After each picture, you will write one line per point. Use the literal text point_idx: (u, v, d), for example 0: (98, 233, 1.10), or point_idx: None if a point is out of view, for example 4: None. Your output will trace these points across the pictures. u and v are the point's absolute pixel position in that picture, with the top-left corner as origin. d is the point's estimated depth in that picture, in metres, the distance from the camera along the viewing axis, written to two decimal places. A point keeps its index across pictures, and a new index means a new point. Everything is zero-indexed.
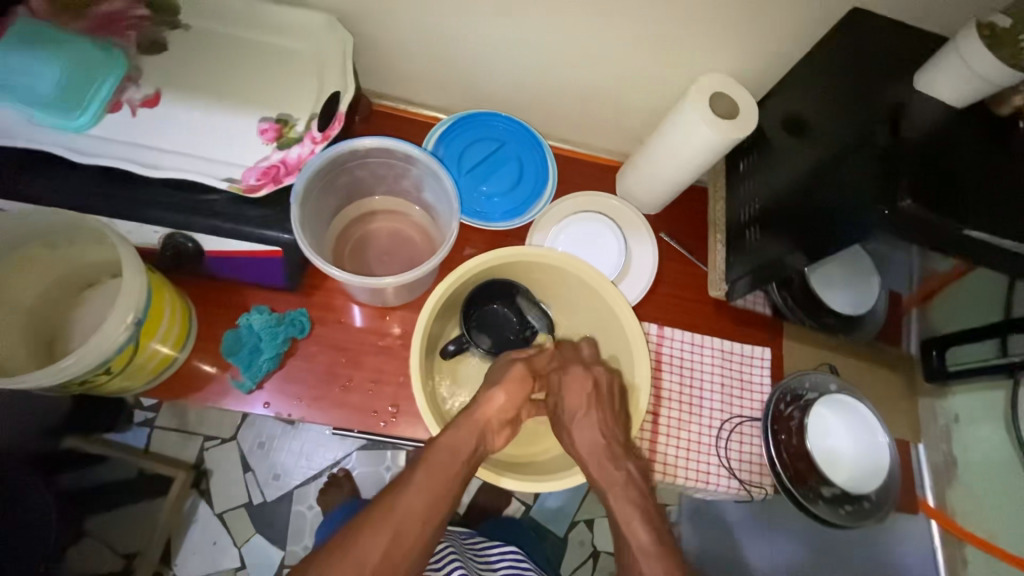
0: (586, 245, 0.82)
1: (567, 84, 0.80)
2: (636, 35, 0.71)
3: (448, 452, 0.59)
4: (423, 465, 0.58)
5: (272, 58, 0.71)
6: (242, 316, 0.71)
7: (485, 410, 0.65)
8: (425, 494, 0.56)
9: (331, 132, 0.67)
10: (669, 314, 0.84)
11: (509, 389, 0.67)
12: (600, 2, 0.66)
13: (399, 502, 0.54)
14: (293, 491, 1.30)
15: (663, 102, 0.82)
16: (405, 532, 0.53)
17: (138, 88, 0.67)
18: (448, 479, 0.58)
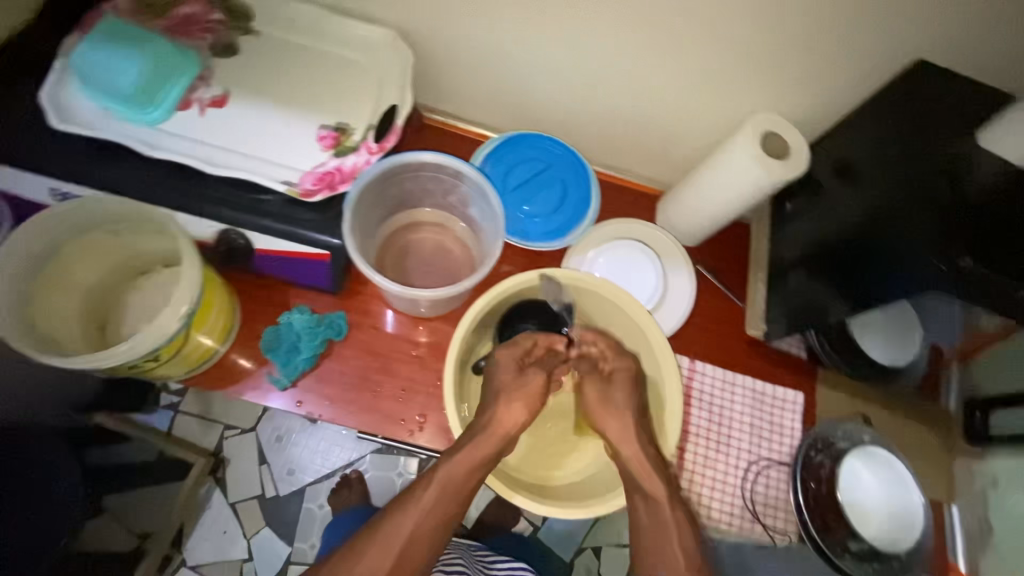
0: (623, 272, 0.82)
1: (616, 112, 0.82)
2: (690, 70, 0.72)
3: (456, 465, 0.62)
4: (434, 483, 0.62)
5: (334, 68, 0.74)
6: (283, 314, 0.72)
7: (502, 422, 0.65)
8: (431, 516, 0.61)
9: (386, 144, 0.69)
10: (703, 348, 0.83)
11: (529, 402, 0.67)
12: (657, 37, 0.68)
13: (401, 527, 0.59)
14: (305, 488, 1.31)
15: (711, 136, 0.82)
16: (407, 549, 0.59)
17: (208, 88, 0.69)
18: (455, 493, 0.62)
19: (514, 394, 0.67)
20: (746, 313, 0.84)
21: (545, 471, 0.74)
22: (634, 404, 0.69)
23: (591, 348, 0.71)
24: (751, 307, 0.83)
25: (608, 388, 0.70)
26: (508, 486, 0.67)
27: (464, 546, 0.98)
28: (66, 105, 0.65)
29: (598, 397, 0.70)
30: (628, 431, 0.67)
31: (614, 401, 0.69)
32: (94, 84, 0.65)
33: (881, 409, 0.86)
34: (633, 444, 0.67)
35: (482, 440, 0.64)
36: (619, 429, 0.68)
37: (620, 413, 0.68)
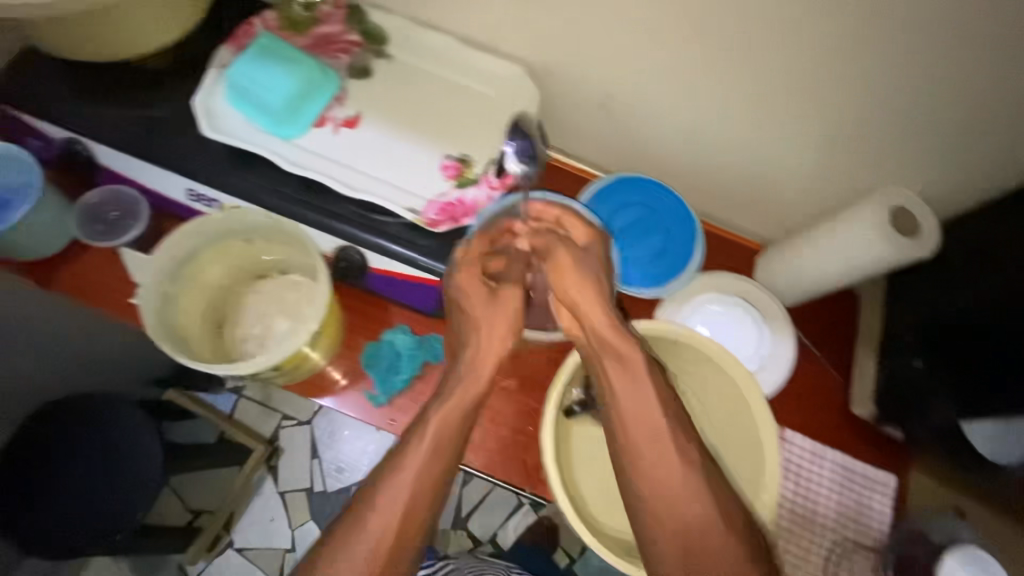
0: (721, 329, 0.80)
1: (729, 162, 0.81)
2: (820, 130, 0.71)
3: (453, 403, 0.58)
4: (430, 422, 0.57)
5: (461, 98, 0.76)
6: (386, 333, 0.75)
7: (485, 356, 0.62)
8: (431, 465, 0.55)
9: (508, 179, 0.68)
10: (796, 417, 0.81)
11: (498, 315, 0.64)
12: (794, 94, 0.67)
13: (402, 486, 0.53)
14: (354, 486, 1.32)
15: (825, 198, 0.80)
16: (413, 505, 0.53)
17: (342, 108, 0.72)
18: (453, 433, 0.57)
19: (489, 311, 0.64)
20: (850, 389, 0.81)
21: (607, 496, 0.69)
22: (597, 274, 0.63)
23: (543, 222, 0.67)
24: (857, 383, 0.80)
25: (554, 254, 0.64)
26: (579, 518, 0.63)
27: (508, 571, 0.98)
28: (215, 112, 0.69)
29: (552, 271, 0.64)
30: (576, 297, 0.62)
31: (580, 277, 0.62)
32: (243, 96, 0.68)
33: None
34: (617, 356, 0.58)
35: (469, 376, 0.61)
36: (586, 301, 0.61)
37: (580, 285, 0.62)
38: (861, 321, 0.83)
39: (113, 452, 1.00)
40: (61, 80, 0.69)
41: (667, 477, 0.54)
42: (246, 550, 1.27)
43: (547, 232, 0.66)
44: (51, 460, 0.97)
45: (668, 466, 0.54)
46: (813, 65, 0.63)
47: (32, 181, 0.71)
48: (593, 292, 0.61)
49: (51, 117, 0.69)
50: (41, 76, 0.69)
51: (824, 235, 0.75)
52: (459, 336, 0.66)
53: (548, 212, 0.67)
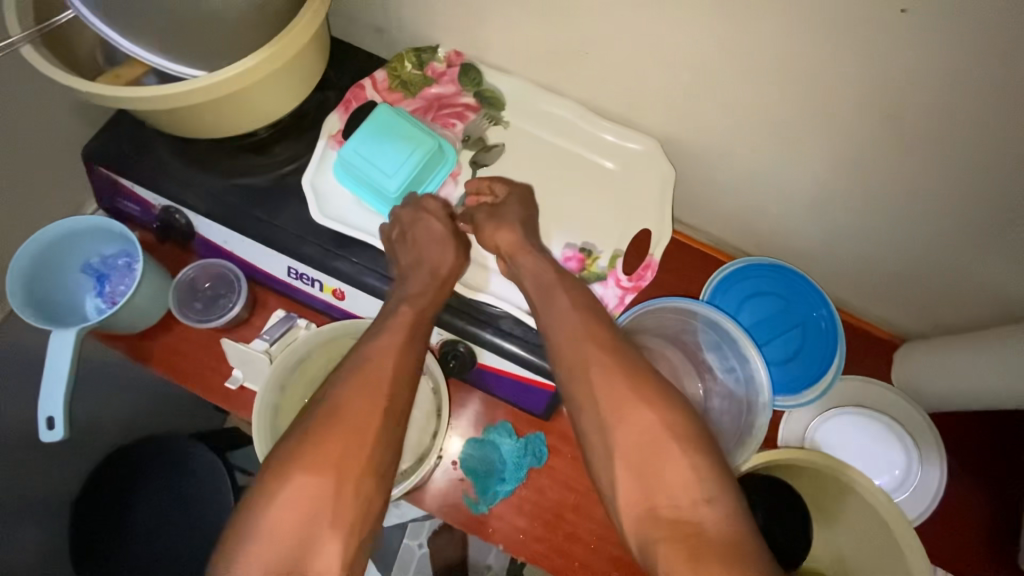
0: (854, 447, 0.72)
1: (877, 251, 0.70)
2: (1007, 227, 0.60)
3: (422, 306, 0.58)
4: (399, 322, 0.56)
5: (581, 175, 0.69)
6: (489, 432, 0.70)
7: (438, 267, 0.61)
8: (400, 351, 0.55)
9: (641, 282, 0.63)
10: (942, 554, 0.70)
11: (444, 258, 0.62)
12: (982, 187, 0.58)
13: (387, 360, 0.53)
14: (407, 524, 1.17)
15: (991, 300, 0.69)
16: (392, 388, 0.53)
17: (455, 185, 0.67)
18: (419, 339, 0.57)
19: (444, 230, 0.63)
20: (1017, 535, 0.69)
21: None
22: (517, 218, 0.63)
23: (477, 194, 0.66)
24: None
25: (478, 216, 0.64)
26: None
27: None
28: (323, 192, 0.64)
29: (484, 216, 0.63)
30: (517, 249, 0.61)
31: (538, 253, 0.61)
32: (354, 174, 0.63)
33: None
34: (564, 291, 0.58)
35: (413, 276, 0.60)
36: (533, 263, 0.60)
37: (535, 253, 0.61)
38: None
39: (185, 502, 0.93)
40: (162, 142, 0.65)
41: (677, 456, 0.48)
42: None
43: (481, 207, 0.65)
44: (129, 495, 0.93)
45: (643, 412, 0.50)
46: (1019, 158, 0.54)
47: (131, 253, 0.69)
48: (518, 232, 0.61)
49: (149, 181, 0.64)
50: (144, 135, 0.66)
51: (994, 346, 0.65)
52: (392, 263, 0.62)
53: (481, 185, 0.66)
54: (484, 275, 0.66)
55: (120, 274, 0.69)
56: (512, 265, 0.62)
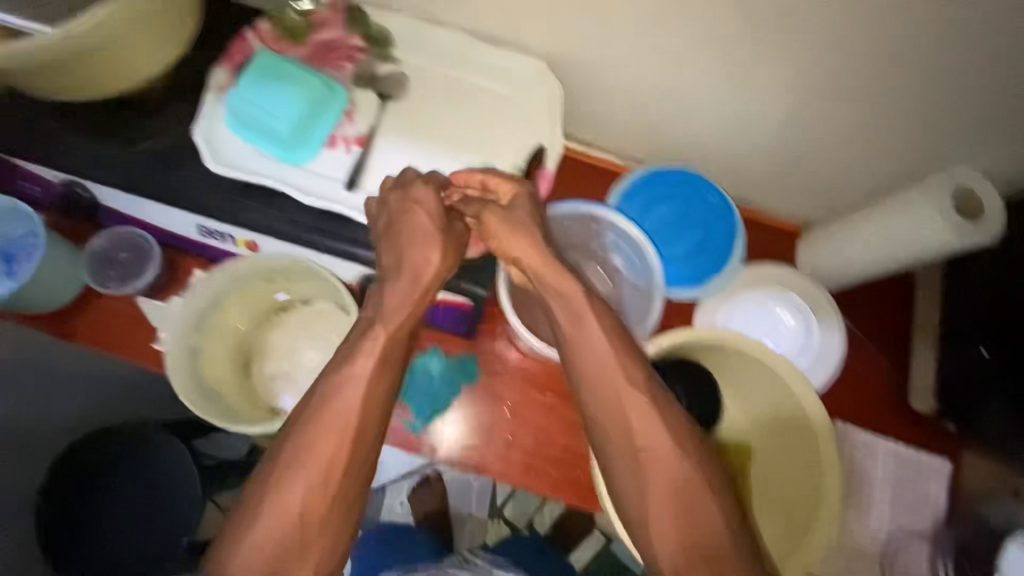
0: (762, 326, 0.78)
1: (767, 145, 0.75)
2: (869, 104, 0.65)
3: (396, 325, 0.55)
4: (374, 341, 0.54)
5: (477, 102, 0.70)
6: (419, 356, 0.73)
7: (428, 267, 0.58)
8: (376, 384, 0.52)
9: (538, 194, 0.66)
10: (849, 409, 0.79)
11: (444, 253, 0.59)
12: (838, 68, 0.62)
13: (352, 398, 0.50)
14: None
15: (872, 178, 0.75)
16: (362, 423, 0.51)
17: (353, 124, 0.67)
18: (394, 362, 0.54)
19: (440, 229, 0.59)
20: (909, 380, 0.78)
21: None
22: (529, 220, 0.59)
23: (470, 188, 0.62)
24: (914, 376, 0.77)
25: (483, 218, 0.59)
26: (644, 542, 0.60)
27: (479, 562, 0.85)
28: (219, 144, 0.64)
29: (496, 223, 0.58)
30: (542, 265, 0.57)
31: (555, 260, 0.57)
32: (247, 124, 0.64)
33: None
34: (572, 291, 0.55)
35: (395, 281, 0.57)
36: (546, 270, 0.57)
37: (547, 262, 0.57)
38: (913, 306, 0.79)
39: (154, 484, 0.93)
40: (50, 116, 0.64)
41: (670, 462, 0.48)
42: None
43: (477, 201, 0.61)
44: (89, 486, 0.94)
45: (639, 414, 0.50)
46: (865, 36, 0.58)
47: (34, 231, 0.69)
48: (537, 245, 0.57)
49: (44, 157, 0.64)
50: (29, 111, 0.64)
51: (878, 221, 0.71)
52: (379, 251, 0.60)
53: (473, 177, 0.62)
54: None
55: (27, 253, 0.69)
56: (537, 281, 0.57)
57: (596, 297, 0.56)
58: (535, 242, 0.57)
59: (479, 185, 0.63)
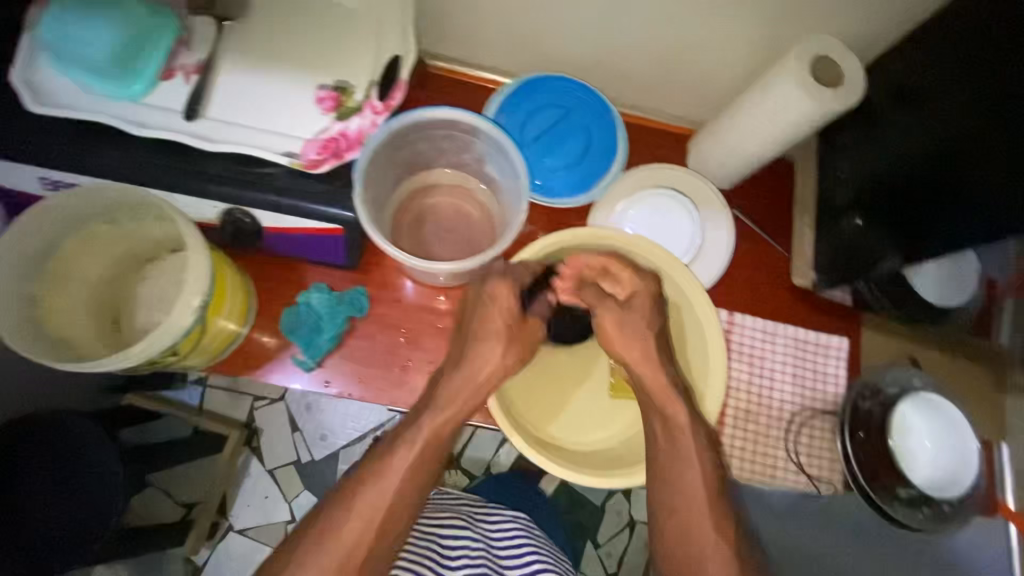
0: (657, 228, 0.77)
1: (641, 44, 0.72)
2: None
3: (444, 416, 0.58)
4: (416, 439, 0.57)
5: (326, 20, 0.66)
6: (301, 294, 0.70)
7: (488, 365, 0.59)
8: (414, 474, 0.56)
9: (392, 102, 0.63)
10: (744, 300, 0.79)
11: (509, 346, 0.60)
12: None
13: (384, 488, 0.54)
14: (338, 451, 1.25)
15: (749, 69, 0.73)
16: (394, 518, 0.55)
17: (190, 53, 0.63)
18: (438, 451, 0.58)
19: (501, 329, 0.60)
20: (791, 263, 0.79)
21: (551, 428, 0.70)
22: (643, 320, 0.62)
23: (583, 271, 0.64)
24: (797, 257, 0.78)
25: (599, 318, 0.62)
26: (524, 441, 0.65)
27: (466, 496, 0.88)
28: (39, 84, 0.59)
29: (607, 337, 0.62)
30: (641, 361, 0.60)
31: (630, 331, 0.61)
32: (66, 57, 0.57)
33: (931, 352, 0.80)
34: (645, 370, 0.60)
35: (450, 382, 0.59)
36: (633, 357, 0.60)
37: (638, 347, 0.61)
38: (795, 188, 0.80)
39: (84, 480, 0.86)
40: None
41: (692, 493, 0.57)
42: (248, 530, 1.22)
43: (590, 283, 0.64)
44: None
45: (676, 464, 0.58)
46: None
47: None
48: (649, 347, 0.60)
49: None
50: None
51: (749, 108, 0.69)
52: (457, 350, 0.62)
53: (596, 261, 0.64)
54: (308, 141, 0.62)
55: None
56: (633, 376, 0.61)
57: (676, 386, 0.60)
58: (660, 336, 0.62)
59: (598, 267, 0.64)
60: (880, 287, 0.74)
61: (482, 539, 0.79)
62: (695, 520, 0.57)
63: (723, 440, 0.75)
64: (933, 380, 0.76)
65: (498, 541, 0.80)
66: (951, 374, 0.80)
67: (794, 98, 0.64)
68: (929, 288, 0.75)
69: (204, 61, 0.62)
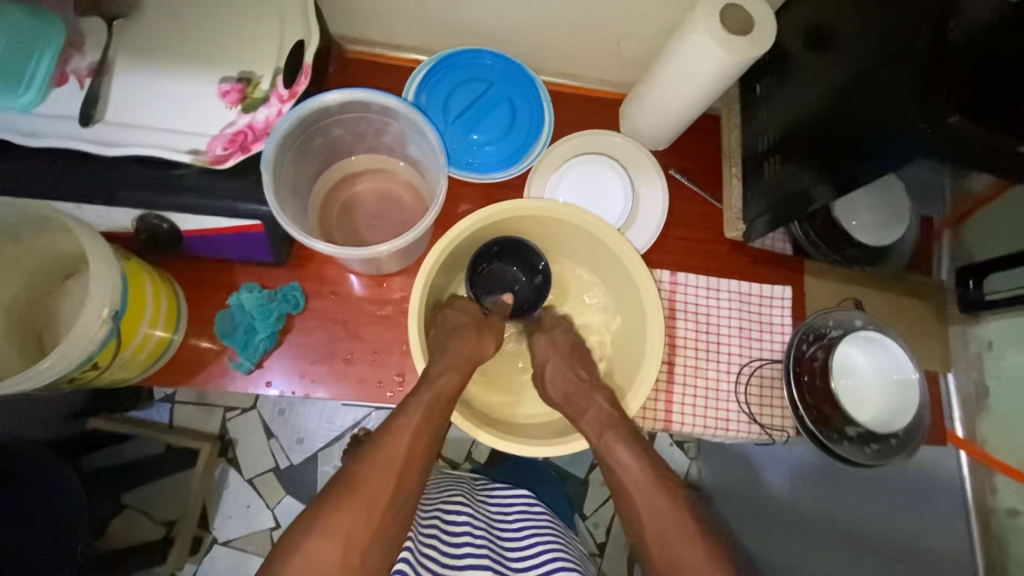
0: (588, 193, 0.77)
1: (557, 10, 0.71)
2: None
3: (443, 384, 0.61)
4: (419, 403, 0.59)
5: (225, 9, 0.63)
6: (232, 295, 0.68)
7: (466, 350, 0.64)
8: (421, 437, 0.58)
9: (298, 88, 0.60)
10: (682, 256, 0.79)
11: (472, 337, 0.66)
12: None
13: (396, 446, 0.56)
14: (318, 454, 1.22)
15: (670, 25, 0.72)
16: (406, 468, 0.56)
17: (83, 57, 0.59)
18: (442, 417, 0.60)
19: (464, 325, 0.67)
20: (723, 214, 0.79)
21: (503, 407, 0.72)
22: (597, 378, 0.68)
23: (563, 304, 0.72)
24: (728, 208, 0.78)
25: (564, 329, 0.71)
26: (472, 421, 0.65)
27: (466, 477, 0.91)
28: None
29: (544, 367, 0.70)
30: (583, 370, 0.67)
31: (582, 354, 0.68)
32: None
33: (875, 292, 0.81)
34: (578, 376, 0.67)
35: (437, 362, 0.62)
36: (564, 368, 0.68)
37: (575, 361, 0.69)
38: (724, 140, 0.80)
39: (56, 509, 0.85)
40: None
41: (637, 473, 0.61)
42: (234, 540, 1.18)
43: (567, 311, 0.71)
44: None
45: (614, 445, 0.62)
46: None
47: None
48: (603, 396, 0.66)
49: None
50: None
51: (666, 64, 0.67)
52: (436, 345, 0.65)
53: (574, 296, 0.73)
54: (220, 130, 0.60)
55: None
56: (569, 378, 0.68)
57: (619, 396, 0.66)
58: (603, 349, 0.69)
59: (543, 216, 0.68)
60: (815, 231, 0.76)
61: (484, 514, 0.81)
62: (638, 492, 0.60)
63: (674, 398, 0.75)
64: (875, 317, 0.77)
65: (501, 515, 0.83)
66: (895, 310, 0.81)
67: (707, 50, 0.61)
68: (866, 231, 0.76)
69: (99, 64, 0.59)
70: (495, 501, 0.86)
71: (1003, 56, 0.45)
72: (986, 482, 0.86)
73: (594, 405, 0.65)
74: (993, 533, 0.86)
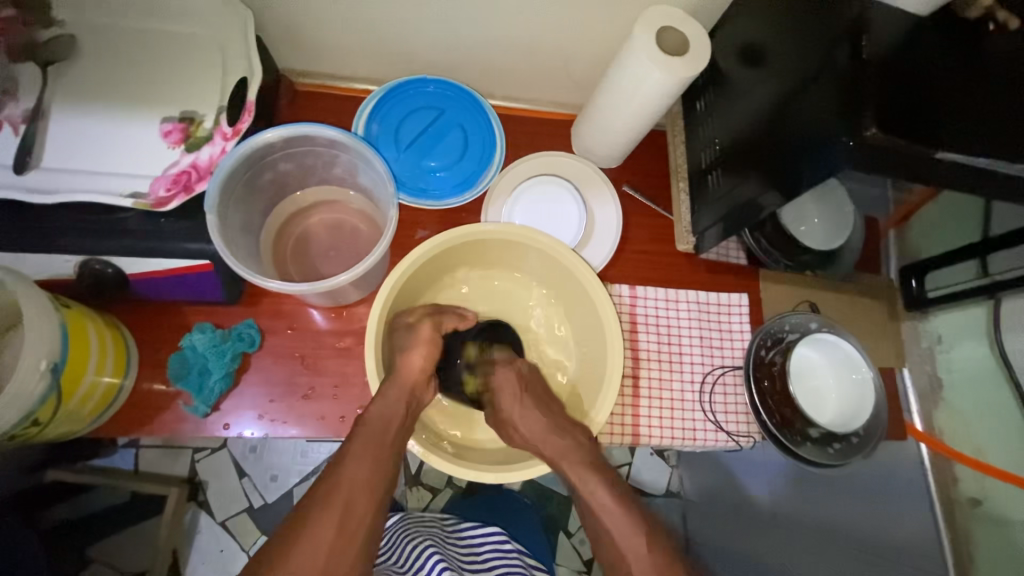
0: (544, 215, 0.79)
1: (504, 39, 0.72)
2: None
3: (378, 414, 0.58)
4: (357, 438, 0.57)
5: (163, 49, 0.62)
6: (184, 338, 0.67)
7: (409, 370, 0.62)
8: (370, 473, 0.55)
9: (241, 126, 0.61)
10: (640, 272, 0.80)
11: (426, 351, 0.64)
12: None
13: (349, 486, 0.54)
14: (293, 489, 1.19)
15: (613, 48, 0.75)
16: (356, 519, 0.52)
17: (18, 103, 0.58)
18: (389, 453, 0.57)
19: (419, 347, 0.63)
20: (676, 227, 0.81)
21: (470, 436, 0.72)
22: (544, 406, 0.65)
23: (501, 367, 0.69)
24: (678, 220, 0.80)
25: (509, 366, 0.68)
26: (436, 452, 0.64)
27: (437, 518, 0.88)
28: None
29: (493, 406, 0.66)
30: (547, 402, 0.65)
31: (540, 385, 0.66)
32: None
33: (827, 291, 0.84)
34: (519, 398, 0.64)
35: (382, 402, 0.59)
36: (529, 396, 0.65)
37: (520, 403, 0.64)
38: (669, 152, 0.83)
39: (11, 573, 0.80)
40: None
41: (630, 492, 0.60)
42: None
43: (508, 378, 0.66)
44: None
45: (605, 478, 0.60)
46: None
47: None
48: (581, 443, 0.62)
49: None
50: None
51: (610, 86, 0.68)
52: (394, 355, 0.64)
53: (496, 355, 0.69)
54: (157, 173, 0.59)
55: None
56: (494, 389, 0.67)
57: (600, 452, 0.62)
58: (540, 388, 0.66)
59: (503, 237, 0.69)
60: (766, 238, 0.77)
61: (455, 555, 0.78)
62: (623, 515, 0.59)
63: (640, 410, 0.75)
64: (828, 319, 0.80)
65: (472, 556, 0.81)
66: (845, 309, 0.84)
67: (645, 72, 0.62)
68: (814, 235, 0.77)
69: (30, 109, 0.58)
70: (467, 541, 0.84)
71: (909, 73, 0.48)
72: (948, 472, 0.89)
73: (568, 433, 0.63)
74: (958, 522, 0.89)
